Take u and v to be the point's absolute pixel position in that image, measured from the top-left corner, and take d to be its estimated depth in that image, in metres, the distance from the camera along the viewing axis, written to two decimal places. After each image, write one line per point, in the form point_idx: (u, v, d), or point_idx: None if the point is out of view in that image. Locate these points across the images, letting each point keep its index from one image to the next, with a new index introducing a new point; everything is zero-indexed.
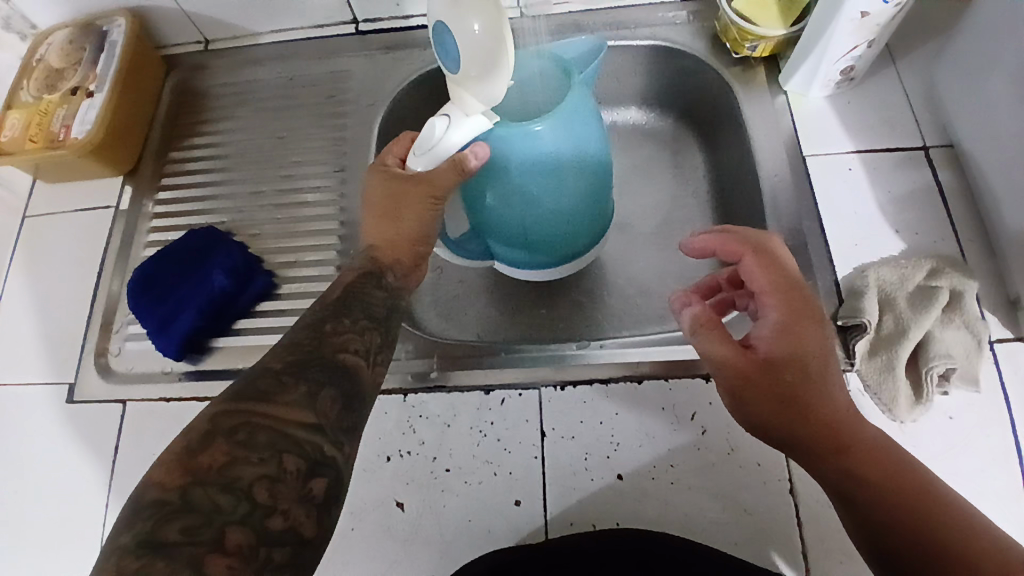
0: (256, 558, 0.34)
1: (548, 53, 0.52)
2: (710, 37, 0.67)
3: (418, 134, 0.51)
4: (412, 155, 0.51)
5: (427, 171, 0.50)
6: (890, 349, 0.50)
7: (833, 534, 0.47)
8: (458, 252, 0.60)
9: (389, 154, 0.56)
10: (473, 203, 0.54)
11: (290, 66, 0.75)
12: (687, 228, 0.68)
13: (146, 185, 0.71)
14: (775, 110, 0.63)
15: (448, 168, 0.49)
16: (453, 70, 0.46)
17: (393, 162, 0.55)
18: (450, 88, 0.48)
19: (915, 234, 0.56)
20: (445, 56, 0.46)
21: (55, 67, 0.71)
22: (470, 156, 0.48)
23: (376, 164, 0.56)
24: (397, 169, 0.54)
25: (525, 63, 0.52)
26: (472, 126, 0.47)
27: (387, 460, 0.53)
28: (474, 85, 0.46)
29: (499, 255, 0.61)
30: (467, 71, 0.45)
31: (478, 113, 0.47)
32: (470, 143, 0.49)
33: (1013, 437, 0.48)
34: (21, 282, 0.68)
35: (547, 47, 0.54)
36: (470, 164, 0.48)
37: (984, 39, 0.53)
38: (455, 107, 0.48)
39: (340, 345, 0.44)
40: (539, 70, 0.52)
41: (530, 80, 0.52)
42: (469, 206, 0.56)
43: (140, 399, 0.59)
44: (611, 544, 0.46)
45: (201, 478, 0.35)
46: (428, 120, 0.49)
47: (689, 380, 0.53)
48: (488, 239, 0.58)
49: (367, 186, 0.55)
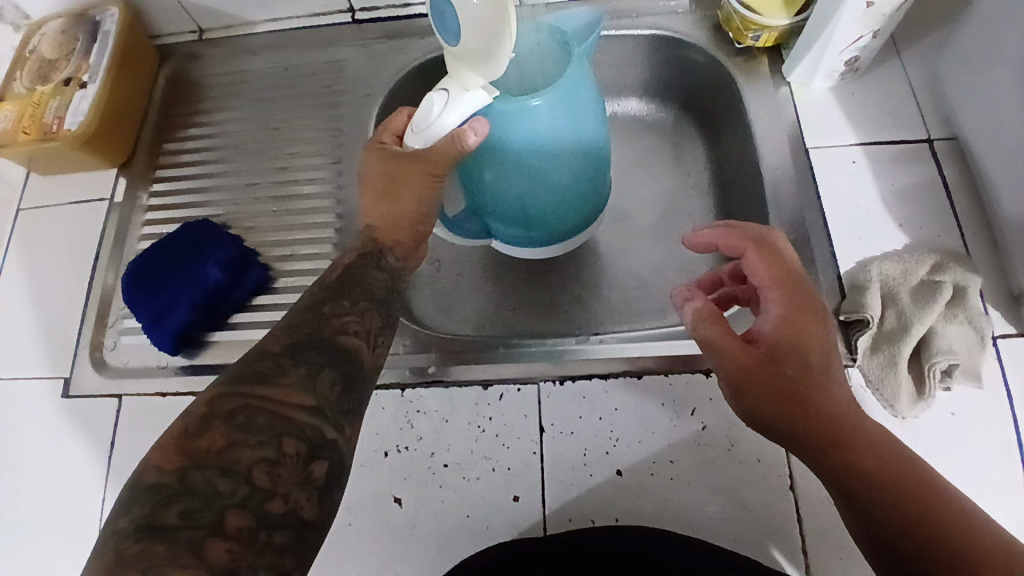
0: (256, 541, 0.33)
1: (546, 27, 0.50)
2: (712, 26, 0.66)
3: (416, 109, 0.49)
4: (411, 132, 0.50)
5: (427, 148, 0.49)
6: (891, 344, 0.50)
7: (832, 530, 0.47)
8: (458, 230, 0.59)
9: (387, 131, 0.55)
10: (471, 181, 0.54)
11: (286, 56, 0.74)
12: (686, 220, 0.68)
13: (139, 178, 0.71)
14: (777, 101, 0.62)
15: (448, 145, 0.48)
16: (452, 44, 0.45)
17: (391, 140, 0.54)
18: (449, 63, 0.47)
19: (918, 227, 0.55)
20: (445, 31, 0.45)
21: (47, 58, 0.70)
22: (469, 132, 0.47)
23: (374, 141, 0.55)
24: (395, 147, 0.53)
25: (523, 38, 0.50)
26: (473, 101, 0.47)
27: (383, 456, 0.53)
28: (475, 60, 0.45)
29: (496, 233, 0.60)
30: (467, 46, 0.44)
31: (478, 87, 0.47)
32: (469, 119, 0.48)
33: (1014, 433, 0.48)
34: (14, 274, 0.67)
35: (543, 19, 0.52)
36: (470, 140, 0.48)
37: (987, 29, 0.52)
38: (455, 83, 0.47)
39: (339, 327, 0.44)
40: (536, 43, 0.51)
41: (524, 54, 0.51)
42: (467, 183, 0.55)
43: (135, 394, 0.59)
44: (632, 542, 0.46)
45: (199, 462, 0.35)
46: (426, 96, 0.48)
47: (689, 375, 0.52)
48: (486, 218, 0.57)
49: (365, 164, 0.55)
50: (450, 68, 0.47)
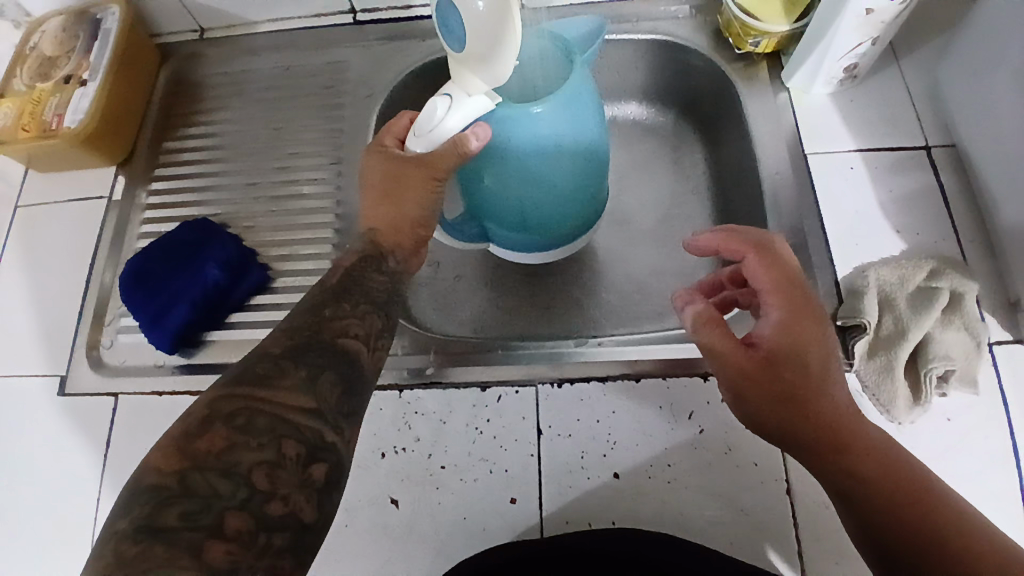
0: (255, 543, 0.33)
1: (548, 34, 0.51)
2: (712, 32, 0.66)
3: (418, 115, 0.50)
4: (412, 136, 0.51)
5: (428, 151, 0.49)
6: (889, 349, 0.50)
7: (830, 535, 0.47)
8: (456, 234, 0.59)
9: (388, 134, 0.55)
10: (470, 185, 0.54)
11: (287, 56, 0.74)
12: (685, 225, 0.68)
13: (139, 176, 0.71)
14: (776, 107, 0.62)
15: (449, 150, 0.48)
16: (457, 49, 0.45)
17: (392, 143, 0.54)
18: (452, 67, 0.47)
19: (915, 234, 0.55)
20: (448, 34, 0.45)
21: (47, 55, 0.70)
22: (471, 137, 0.47)
23: (375, 143, 0.55)
24: (396, 150, 0.53)
25: (525, 44, 0.51)
26: (476, 106, 0.47)
27: (381, 457, 0.53)
28: (479, 65, 0.45)
29: (495, 237, 0.60)
30: (472, 52, 0.44)
31: (480, 93, 0.47)
32: (471, 124, 0.48)
33: (1010, 439, 0.48)
34: (12, 272, 0.67)
35: (547, 27, 0.53)
36: (471, 145, 0.47)
37: (986, 38, 0.53)
38: (458, 88, 0.47)
39: (340, 329, 0.44)
40: (539, 50, 0.51)
41: (527, 61, 0.51)
42: (466, 187, 0.55)
43: (132, 393, 0.59)
44: (626, 546, 0.45)
45: (199, 463, 0.34)
46: (431, 99, 0.48)
47: (688, 378, 0.52)
48: (485, 222, 0.57)
49: (366, 166, 0.55)
50: (454, 73, 0.47)
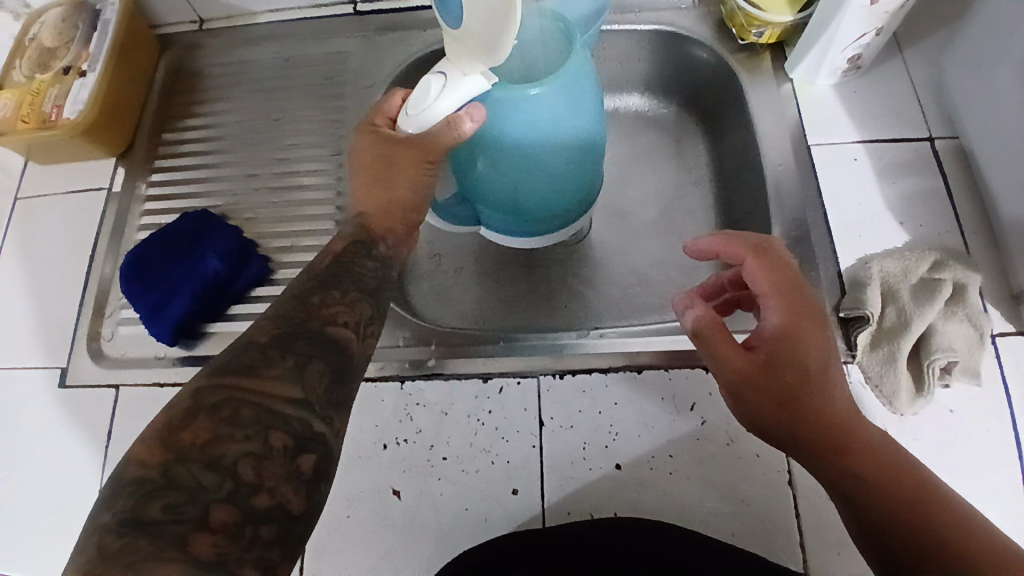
0: (242, 535, 0.33)
1: (548, 12, 0.49)
2: (716, 21, 0.66)
3: (412, 92, 0.49)
4: (406, 115, 0.50)
5: (421, 131, 0.49)
6: (891, 341, 0.50)
7: (830, 527, 0.47)
8: (449, 216, 0.60)
9: (382, 112, 0.55)
10: (463, 167, 0.53)
11: (288, 47, 0.73)
12: (687, 216, 0.68)
13: (138, 167, 0.70)
14: (779, 97, 0.62)
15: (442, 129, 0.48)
16: (455, 27, 0.44)
17: (384, 123, 0.54)
18: (449, 43, 0.46)
19: (919, 226, 0.55)
20: (446, 15, 0.45)
21: (47, 46, 0.69)
22: (466, 117, 0.47)
23: (367, 124, 0.55)
24: (387, 129, 0.53)
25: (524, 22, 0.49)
26: (472, 87, 0.46)
27: (382, 448, 0.53)
28: (478, 47, 0.43)
29: (488, 221, 0.60)
30: (473, 28, 0.42)
31: (477, 74, 0.46)
32: (466, 103, 0.48)
33: (1011, 431, 0.48)
34: (13, 262, 0.67)
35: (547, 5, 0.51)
36: (465, 126, 0.48)
37: (991, 29, 0.52)
38: (455, 66, 0.46)
39: (329, 318, 0.43)
40: (538, 29, 0.50)
41: (525, 41, 0.50)
42: (459, 169, 0.54)
43: (131, 385, 0.59)
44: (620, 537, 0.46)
45: (184, 456, 0.34)
46: (424, 77, 0.47)
47: (689, 370, 0.52)
48: (478, 205, 0.57)
49: (356, 146, 0.55)
50: (449, 50, 0.46)
